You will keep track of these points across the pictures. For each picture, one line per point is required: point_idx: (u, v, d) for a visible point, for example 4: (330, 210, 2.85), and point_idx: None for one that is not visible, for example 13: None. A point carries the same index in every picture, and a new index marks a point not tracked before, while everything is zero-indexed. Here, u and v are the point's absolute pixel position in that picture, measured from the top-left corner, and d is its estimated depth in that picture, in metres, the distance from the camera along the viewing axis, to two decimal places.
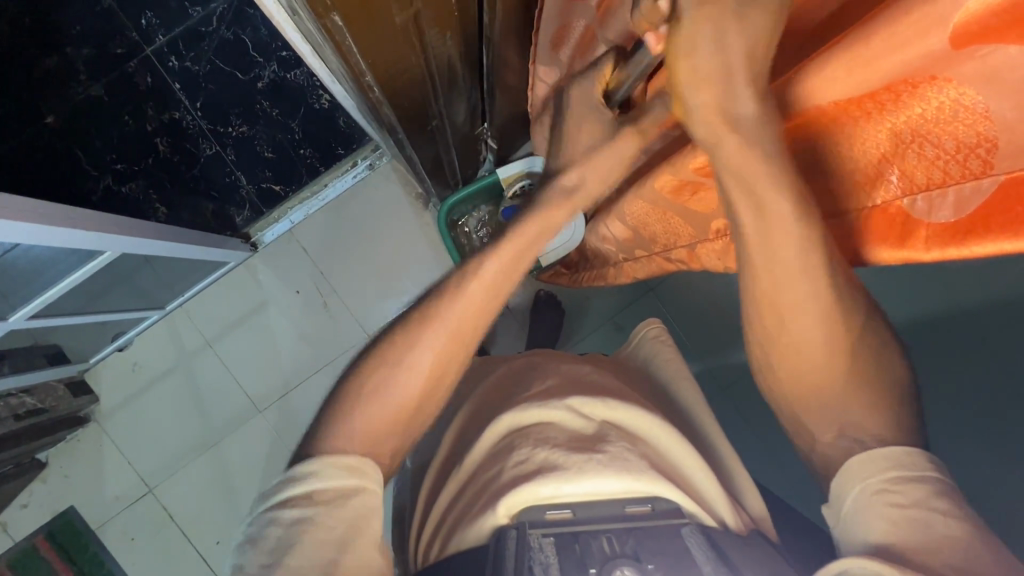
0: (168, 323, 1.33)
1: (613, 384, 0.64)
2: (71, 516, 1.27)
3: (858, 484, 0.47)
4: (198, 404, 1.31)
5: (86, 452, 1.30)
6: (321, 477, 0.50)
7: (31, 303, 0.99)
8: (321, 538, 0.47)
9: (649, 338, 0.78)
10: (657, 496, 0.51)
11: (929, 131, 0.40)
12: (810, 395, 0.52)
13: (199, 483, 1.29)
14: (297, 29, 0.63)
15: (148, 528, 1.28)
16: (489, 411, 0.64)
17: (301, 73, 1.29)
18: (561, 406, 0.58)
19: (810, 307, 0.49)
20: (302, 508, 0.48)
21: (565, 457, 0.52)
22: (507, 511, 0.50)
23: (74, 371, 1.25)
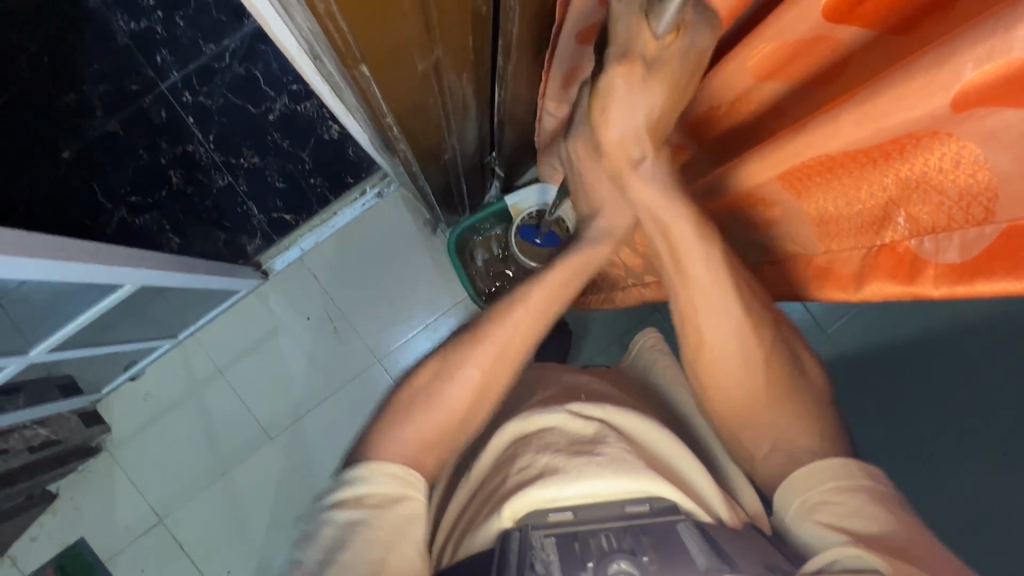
0: (179, 352, 1.34)
1: (613, 392, 0.66)
2: (81, 547, 1.27)
3: (800, 494, 0.51)
4: (208, 433, 1.32)
5: (97, 482, 1.30)
6: (372, 480, 0.53)
7: (50, 337, 1.00)
8: (368, 540, 0.49)
9: (648, 347, 0.78)
10: (653, 495, 0.50)
11: (931, 178, 0.41)
12: (735, 407, 0.58)
13: (209, 513, 1.29)
14: (319, 73, 0.66)
15: (159, 559, 1.27)
16: (500, 421, 0.65)
17: (311, 105, 1.32)
18: (562, 410, 0.59)
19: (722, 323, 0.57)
20: (353, 508, 0.51)
21: (565, 462, 0.52)
22: (512, 514, 0.49)
23: (86, 402, 1.26)
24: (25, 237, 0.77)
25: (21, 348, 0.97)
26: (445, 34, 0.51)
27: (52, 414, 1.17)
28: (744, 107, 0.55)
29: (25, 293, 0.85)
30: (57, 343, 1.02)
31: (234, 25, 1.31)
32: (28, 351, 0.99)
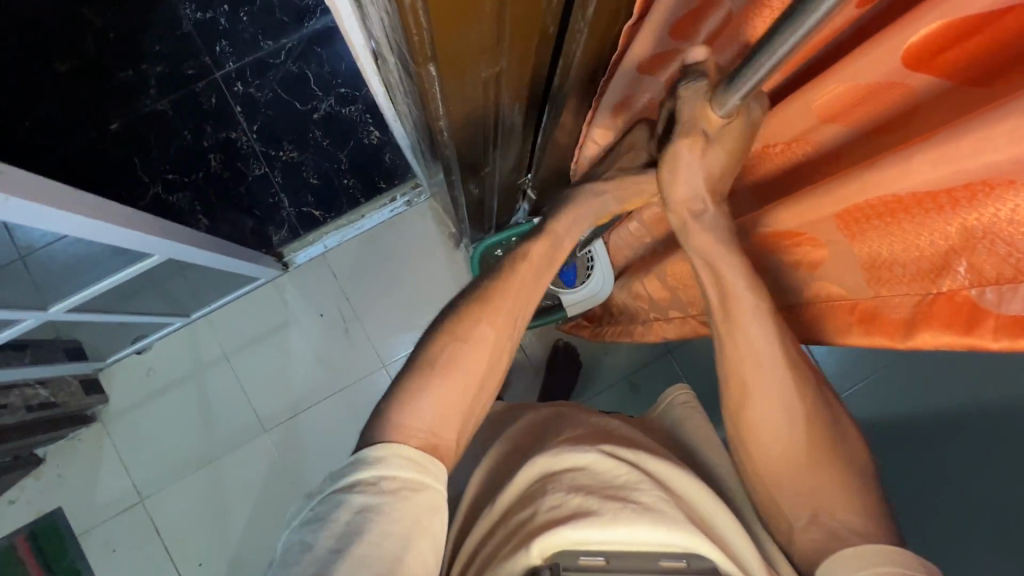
0: (189, 332, 1.33)
1: (639, 438, 0.64)
2: (56, 518, 1.25)
3: (853, 574, 0.47)
4: (206, 419, 1.30)
5: (85, 453, 1.28)
6: (389, 465, 0.54)
7: (71, 296, 1.01)
8: (386, 529, 0.49)
9: (677, 404, 0.74)
10: (693, 552, 0.48)
11: (1003, 229, 0.40)
12: (787, 476, 0.55)
13: (191, 500, 1.27)
14: (380, 74, 0.69)
15: (132, 541, 1.25)
16: (523, 455, 0.64)
17: (356, 109, 1.37)
18: (594, 449, 0.57)
19: (778, 410, 0.56)
20: (370, 491, 0.51)
21: (600, 502, 0.50)
22: (541, 552, 0.48)
23: (90, 368, 1.26)
24: (75, 194, 0.79)
25: (41, 304, 0.99)
26: (513, 50, 0.53)
27: (56, 376, 1.17)
28: (774, 151, 0.58)
29: (43, 251, 0.85)
30: (76, 305, 1.04)
31: (294, 26, 1.37)
32: (45, 309, 1.00)
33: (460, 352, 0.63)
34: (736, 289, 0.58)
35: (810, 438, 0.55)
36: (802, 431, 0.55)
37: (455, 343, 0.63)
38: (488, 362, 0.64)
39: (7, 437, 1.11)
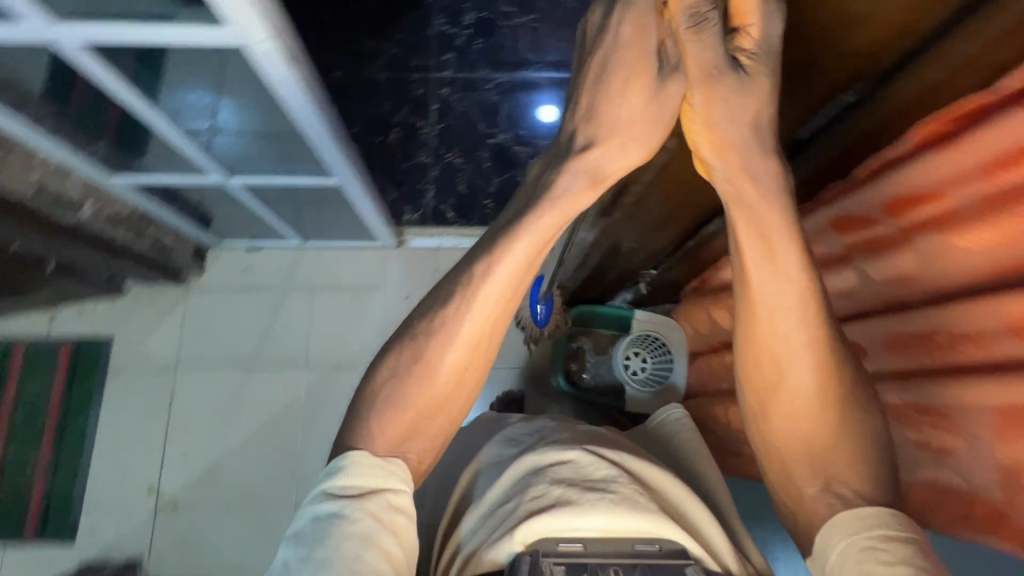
0: (294, 255, 1.44)
1: (628, 445, 0.67)
2: (102, 346, 1.35)
3: (844, 538, 0.47)
4: (264, 332, 1.38)
5: (157, 305, 1.39)
6: (349, 473, 0.53)
7: (247, 177, 1.08)
8: (346, 533, 0.49)
9: (674, 420, 0.75)
10: (666, 539, 0.51)
11: None
12: (799, 446, 0.53)
13: (213, 393, 1.33)
14: None
15: (146, 400, 1.32)
16: (516, 452, 0.65)
17: (524, 153, 1.53)
18: (578, 448, 0.59)
19: (800, 375, 0.52)
20: (336, 502, 0.51)
21: (581, 493, 0.54)
22: (523, 538, 0.51)
23: (206, 241, 1.39)
24: (321, 97, 0.89)
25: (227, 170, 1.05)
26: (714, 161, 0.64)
27: (182, 229, 1.30)
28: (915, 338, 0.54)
29: (240, 130, 0.94)
30: (250, 184, 1.10)
31: (512, 69, 1.58)
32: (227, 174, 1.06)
33: (427, 350, 0.55)
34: (767, 254, 0.52)
35: (825, 405, 0.52)
36: (827, 407, 0.52)
37: (425, 339, 0.55)
38: (461, 365, 0.56)
39: (118, 256, 1.19)
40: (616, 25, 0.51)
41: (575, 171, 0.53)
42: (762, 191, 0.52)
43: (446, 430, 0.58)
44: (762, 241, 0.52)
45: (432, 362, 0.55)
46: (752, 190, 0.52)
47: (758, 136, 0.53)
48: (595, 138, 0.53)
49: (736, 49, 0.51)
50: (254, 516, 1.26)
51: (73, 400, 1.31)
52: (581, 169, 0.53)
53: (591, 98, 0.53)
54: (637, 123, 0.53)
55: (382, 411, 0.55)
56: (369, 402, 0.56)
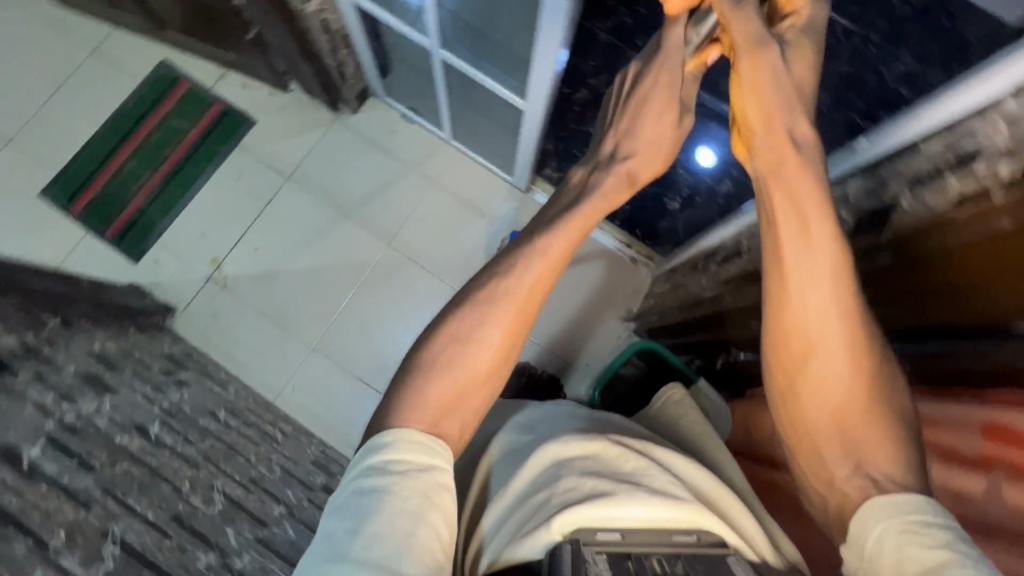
0: (435, 143, 1.47)
1: (639, 433, 0.76)
2: (243, 123, 1.42)
3: (880, 523, 0.47)
4: (375, 193, 1.43)
5: (303, 116, 1.44)
6: (397, 450, 0.54)
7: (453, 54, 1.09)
8: (395, 507, 0.50)
9: (671, 399, 0.89)
10: (702, 530, 0.56)
11: None
12: (825, 423, 0.51)
13: (305, 216, 1.40)
14: None
15: (252, 187, 1.40)
16: (535, 439, 0.69)
17: (687, 177, 1.41)
18: (600, 439, 0.65)
19: (826, 349, 0.50)
20: (382, 476, 0.52)
21: (615, 485, 0.58)
22: (560, 527, 0.54)
23: (374, 87, 1.42)
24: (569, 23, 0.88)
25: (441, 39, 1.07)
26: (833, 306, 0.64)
27: (364, 66, 1.34)
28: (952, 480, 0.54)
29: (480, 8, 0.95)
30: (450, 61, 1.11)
31: None
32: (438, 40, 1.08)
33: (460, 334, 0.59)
34: (804, 237, 0.50)
35: (856, 384, 0.50)
36: (855, 382, 0.50)
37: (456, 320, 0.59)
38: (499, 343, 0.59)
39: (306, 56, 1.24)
40: (650, 79, 0.61)
41: (615, 173, 0.62)
42: (804, 158, 0.51)
43: (485, 406, 0.61)
44: (804, 221, 0.50)
45: (484, 343, 0.58)
46: (792, 159, 0.51)
47: (796, 98, 0.52)
48: (626, 147, 0.63)
49: (782, 25, 0.55)
50: (280, 334, 1.34)
51: (198, 152, 1.40)
52: (620, 172, 0.62)
53: (630, 119, 0.62)
54: (665, 148, 0.62)
55: (428, 385, 0.57)
56: (411, 377, 0.58)
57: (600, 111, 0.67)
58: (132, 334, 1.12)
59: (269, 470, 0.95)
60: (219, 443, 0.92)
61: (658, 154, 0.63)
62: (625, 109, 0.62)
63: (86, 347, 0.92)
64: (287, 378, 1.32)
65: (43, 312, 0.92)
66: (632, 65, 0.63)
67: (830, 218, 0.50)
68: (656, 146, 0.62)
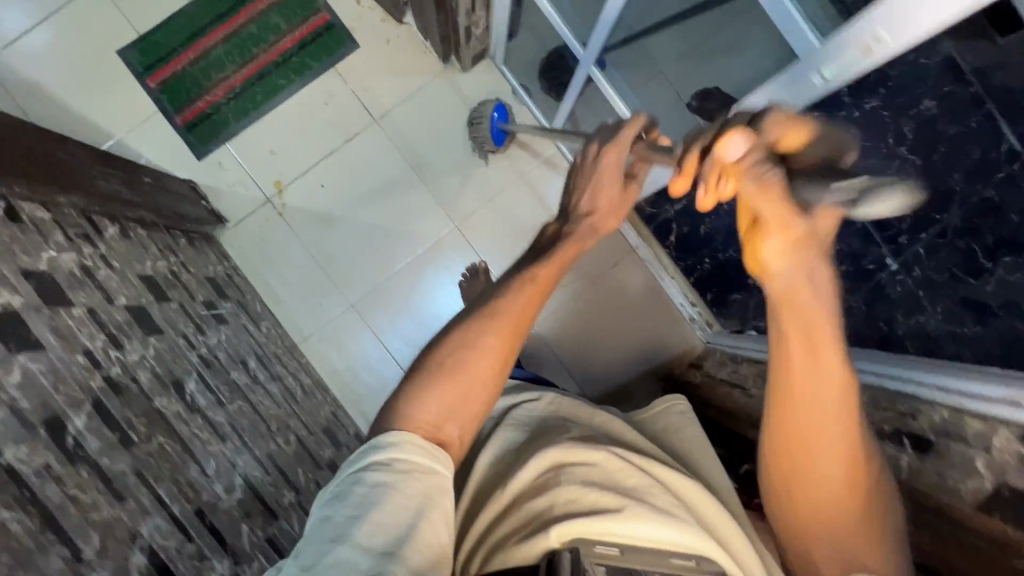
0: (537, 132, 1.35)
1: (645, 448, 0.74)
2: (347, 43, 1.29)
3: None
4: (457, 168, 1.34)
5: (411, 56, 1.31)
6: (400, 451, 0.54)
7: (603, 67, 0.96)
8: (399, 503, 0.50)
9: (673, 412, 0.85)
10: (703, 556, 0.59)
11: None
12: (820, 530, 0.56)
13: (382, 166, 1.32)
14: (907, 383, 0.73)
15: (336, 117, 1.30)
16: (532, 445, 0.70)
17: None
18: (603, 452, 0.66)
19: (826, 472, 0.53)
20: (387, 472, 0.52)
21: (621, 502, 0.59)
22: (557, 535, 0.55)
23: (496, 52, 1.28)
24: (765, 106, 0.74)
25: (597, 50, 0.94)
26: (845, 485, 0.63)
27: (495, 30, 1.20)
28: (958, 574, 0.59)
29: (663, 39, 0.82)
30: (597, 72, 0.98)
31: None
32: (593, 49, 0.95)
33: (463, 347, 0.61)
34: (810, 373, 0.48)
35: (852, 499, 0.54)
36: (848, 500, 0.54)
37: (452, 325, 0.64)
38: (491, 354, 0.62)
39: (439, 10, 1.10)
40: (603, 161, 0.67)
41: (583, 228, 0.70)
42: (825, 294, 0.44)
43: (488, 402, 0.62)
44: (810, 364, 0.48)
45: (483, 349, 0.61)
46: (812, 299, 0.45)
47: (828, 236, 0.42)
48: (592, 208, 0.70)
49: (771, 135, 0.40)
50: (322, 280, 1.30)
51: (291, 60, 1.29)
52: (586, 226, 0.70)
53: (593, 189, 0.68)
54: (624, 206, 0.71)
55: (430, 398, 0.58)
56: (413, 383, 0.60)
57: (566, 182, 0.73)
58: (181, 246, 1.08)
59: (284, 443, 0.94)
60: (245, 405, 0.91)
61: (619, 208, 0.71)
62: (586, 185, 0.68)
63: (137, 269, 0.88)
64: (320, 327, 1.30)
65: (101, 218, 0.88)
66: (592, 143, 0.67)
67: (840, 346, 0.47)
68: (618, 203, 0.70)
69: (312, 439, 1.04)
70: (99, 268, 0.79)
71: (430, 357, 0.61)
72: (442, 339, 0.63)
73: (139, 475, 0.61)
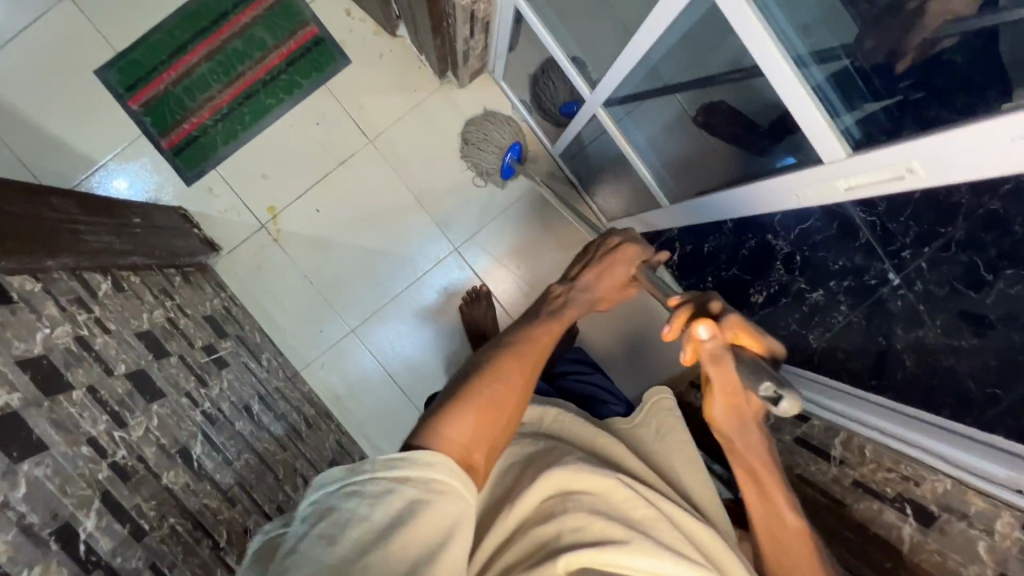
0: (536, 151, 1.32)
1: (647, 471, 0.70)
2: (339, 60, 1.25)
3: None
4: (455, 189, 1.30)
5: (406, 74, 1.28)
6: (430, 471, 0.52)
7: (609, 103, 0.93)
8: (422, 522, 0.48)
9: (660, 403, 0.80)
10: None
11: None
12: None
13: (378, 188, 1.28)
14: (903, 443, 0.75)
15: (330, 138, 1.26)
16: (529, 460, 0.66)
17: None
18: (619, 479, 0.62)
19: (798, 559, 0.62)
20: (419, 488, 0.51)
21: (627, 532, 0.58)
22: (564, 565, 0.54)
23: (494, 70, 1.24)
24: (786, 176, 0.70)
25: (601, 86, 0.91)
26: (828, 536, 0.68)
27: (494, 51, 1.16)
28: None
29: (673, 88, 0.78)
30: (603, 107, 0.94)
31: None
32: (597, 87, 0.91)
33: (493, 382, 0.62)
34: (762, 473, 0.62)
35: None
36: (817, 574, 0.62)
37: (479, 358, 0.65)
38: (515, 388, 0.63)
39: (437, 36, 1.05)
40: (604, 251, 0.75)
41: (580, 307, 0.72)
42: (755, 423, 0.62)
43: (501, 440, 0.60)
44: (758, 469, 0.62)
45: (511, 386, 0.62)
46: (749, 420, 0.61)
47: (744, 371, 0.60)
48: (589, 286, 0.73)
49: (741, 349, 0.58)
50: (321, 307, 1.28)
51: (279, 79, 1.24)
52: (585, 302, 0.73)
53: (597, 274, 0.74)
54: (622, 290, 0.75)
55: (459, 424, 0.58)
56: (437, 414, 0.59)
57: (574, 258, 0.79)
58: (176, 286, 1.06)
59: (292, 490, 0.95)
60: (252, 458, 0.91)
61: (613, 285, 0.75)
62: (591, 270, 0.74)
63: (133, 326, 0.86)
64: (320, 355, 1.29)
65: (92, 274, 0.85)
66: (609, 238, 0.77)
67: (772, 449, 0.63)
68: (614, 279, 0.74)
69: None
70: (96, 336, 0.77)
71: (454, 392, 0.61)
72: (466, 372, 0.64)
73: (153, 566, 0.62)
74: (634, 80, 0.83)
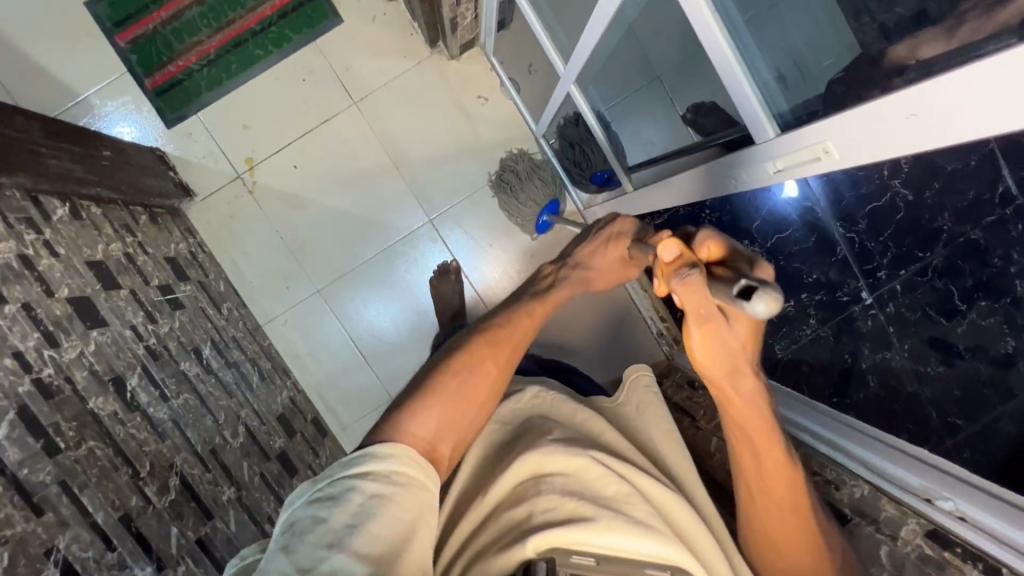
0: (519, 129, 1.31)
1: (608, 433, 0.71)
2: (330, 17, 1.25)
3: None
4: (435, 160, 1.30)
5: (396, 39, 1.27)
6: (390, 463, 0.50)
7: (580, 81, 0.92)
8: (392, 517, 0.46)
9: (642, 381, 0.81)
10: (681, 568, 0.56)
11: None
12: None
13: (358, 150, 1.28)
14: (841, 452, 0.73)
15: (314, 95, 1.26)
16: (509, 455, 0.67)
17: None
18: (586, 455, 0.63)
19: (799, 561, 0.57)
20: (381, 482, 0.48)
21: (596, 510, 0.57)
22: (534, 548, 0.53)
23: (484, 43, 1.24)
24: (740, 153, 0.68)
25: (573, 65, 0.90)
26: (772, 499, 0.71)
27: (483, 22, 1.15)
28: None
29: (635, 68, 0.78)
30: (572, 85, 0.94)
31: None
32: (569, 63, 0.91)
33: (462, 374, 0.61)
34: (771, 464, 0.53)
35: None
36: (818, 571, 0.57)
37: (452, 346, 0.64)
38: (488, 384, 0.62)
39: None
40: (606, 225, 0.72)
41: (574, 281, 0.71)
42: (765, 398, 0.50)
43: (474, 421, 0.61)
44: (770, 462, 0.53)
45: (480, 383, 0.61)
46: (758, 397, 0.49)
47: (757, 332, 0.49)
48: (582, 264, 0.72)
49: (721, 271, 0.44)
50: (289, 263, 1.28)
51: (269, 30, 1.23)
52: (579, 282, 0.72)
53: (586, 258, 0.72)
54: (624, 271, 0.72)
55: (422, 414, 0.56)
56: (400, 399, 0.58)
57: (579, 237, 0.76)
58: (141, 224, 1.06)
59: (231, 436, 0.95)
60: (192, 399, 0.91)
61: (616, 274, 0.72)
62: (589, 245, 0.72)
63: (84, 255, 0.86)
64: (285, 311, 1.29)
65: (48, 198, 0.84)
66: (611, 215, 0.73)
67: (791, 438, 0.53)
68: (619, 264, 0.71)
69: (262, 430, 1.05)
70: (42, 257, 0.77)
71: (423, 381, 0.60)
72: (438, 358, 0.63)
73: (62, 484, 0.62)
74: (603, 58, 0.83)
